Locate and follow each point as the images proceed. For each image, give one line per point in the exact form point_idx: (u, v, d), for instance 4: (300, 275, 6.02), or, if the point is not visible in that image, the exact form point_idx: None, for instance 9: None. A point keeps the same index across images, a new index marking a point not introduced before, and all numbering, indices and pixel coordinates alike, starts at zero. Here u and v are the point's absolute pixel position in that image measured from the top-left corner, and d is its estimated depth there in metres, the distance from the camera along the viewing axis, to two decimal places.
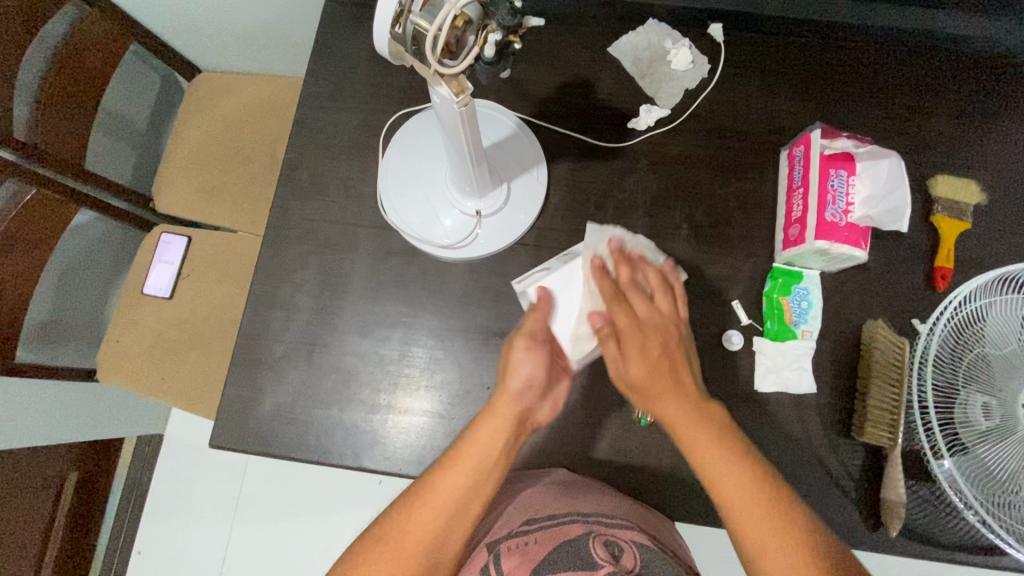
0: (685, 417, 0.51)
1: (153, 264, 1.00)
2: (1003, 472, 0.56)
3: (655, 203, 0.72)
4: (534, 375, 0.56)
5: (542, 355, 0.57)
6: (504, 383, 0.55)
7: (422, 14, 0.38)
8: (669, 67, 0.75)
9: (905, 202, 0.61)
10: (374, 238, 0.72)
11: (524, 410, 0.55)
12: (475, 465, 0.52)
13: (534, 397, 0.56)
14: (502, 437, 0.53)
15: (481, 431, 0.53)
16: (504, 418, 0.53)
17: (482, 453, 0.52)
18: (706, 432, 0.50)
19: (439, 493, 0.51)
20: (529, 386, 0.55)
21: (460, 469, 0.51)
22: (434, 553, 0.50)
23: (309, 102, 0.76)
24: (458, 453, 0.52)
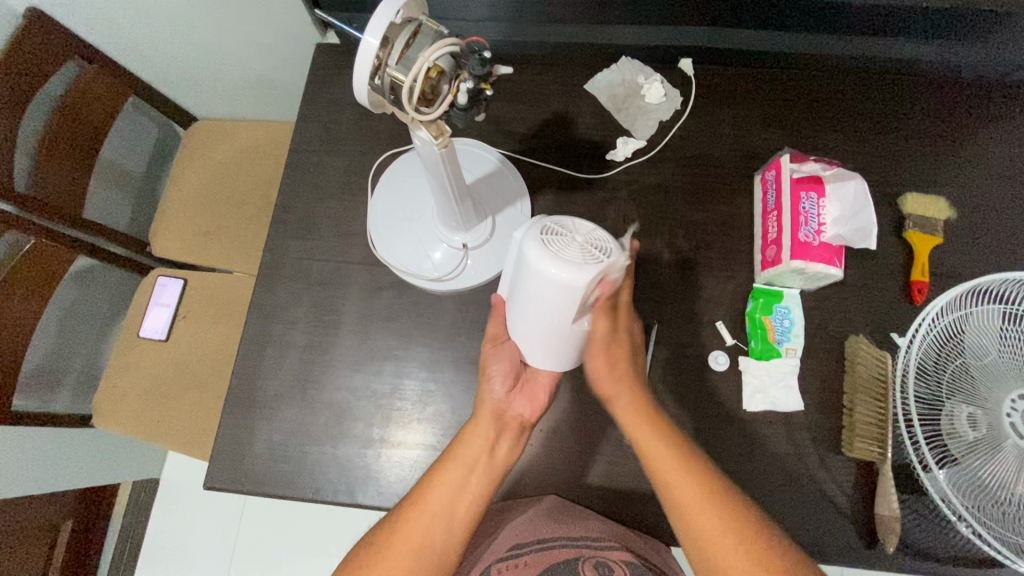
0: (634, 413, 0.56)
1: (150, 307, 1.01)
2: (993, 482, 0.56)
3: (637, 230, 0.74)
4: (501, 372, 0.59)
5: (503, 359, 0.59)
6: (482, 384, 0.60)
7: (398, 67, 0.41)
8: (643, 101, 0.78)
9: (871, 222, 0.64)
10: (365, 274, 0.74)
11: (497, 405, 0.58)
12: (463, 461, 0.55)
13: (508, 393, 0.59)
14: (486, 433, 0.57)
15: (472, 431, 0.57)
16: (489, 417, 0.57)
17: (468, 448, 0.56)
18: (654, 432, 0.54)
19: (430, 491, 0.54)
20: (500, 379, 0.59)
21: (450, 467, 0.54)
22: (429, 552, 0.52)
23: (300, 146, 0.79)
24: (447, 451, 0.56)
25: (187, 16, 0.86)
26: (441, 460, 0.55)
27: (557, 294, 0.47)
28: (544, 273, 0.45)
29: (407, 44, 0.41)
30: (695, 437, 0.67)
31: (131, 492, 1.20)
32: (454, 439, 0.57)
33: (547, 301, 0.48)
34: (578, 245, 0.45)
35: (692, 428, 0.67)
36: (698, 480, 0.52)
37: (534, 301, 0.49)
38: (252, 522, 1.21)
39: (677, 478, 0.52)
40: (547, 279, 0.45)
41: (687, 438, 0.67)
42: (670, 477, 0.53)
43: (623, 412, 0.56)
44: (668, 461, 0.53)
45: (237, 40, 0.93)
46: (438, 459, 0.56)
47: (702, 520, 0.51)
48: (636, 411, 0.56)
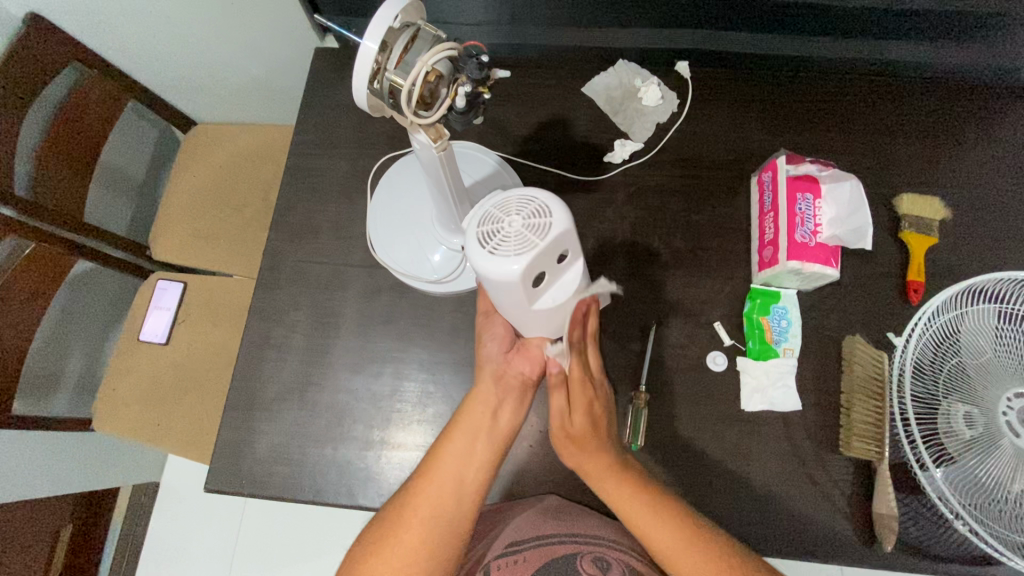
0: (599, 469, 0.56)
1: (150, 311, 1.01)
2: (990, 480, 0.57)
3: (635, 232, 0.75)
4: (496, 335, 0.60)
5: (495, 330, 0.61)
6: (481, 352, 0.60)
7: (396, 72, 0.41)
8: (640, 103, 0.79)
9: (868, 222, 0.64)
10: (365, 276, 0.74)
11: (500, 369, 0.59)
12: (467, 430, 0.55)
13: (512, 358, 0.59)
14: (489, 399, 0.57)
15: (475, 400, 0.57)
16: (490, 384, 0.58)
17: (470, 417, 0.56)
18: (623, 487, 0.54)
19: (436, 463, 0.54)
20: (496, 343, 0.60)
21: (455, 437, 0.55)
22: (438, 523, 0.51)
23: (299, 149, 0.79)
24: (451, 423, 0.56)
25: (186, 21, 0.86)
26: (445, 432, 0.56)
27: (504, 286, 0.46)
28: (505, 270, 0.43)
29: (406, 48, 0.41)
30: (694, 436, 0.67)
31: (131, 495, 1.20)
32: (456, 411, 0.57)
33: (496, 292, 0.47)
34: (512, 232, 0.44)
35: (691, 428, 0.67)
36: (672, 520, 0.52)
37: (508, 297, 0.48)
38: (253, 524, 1.21)
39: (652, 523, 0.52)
40: (507, 272, 0.44)
41: (686, 437, 0.67)
42: (652, 532, 0.52)
43: (599, 482, 0.55)
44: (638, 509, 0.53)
45: (237, 45, 0.93)
46: (441, 432, 0.56)
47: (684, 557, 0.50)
48: (602, 467, 0.56)
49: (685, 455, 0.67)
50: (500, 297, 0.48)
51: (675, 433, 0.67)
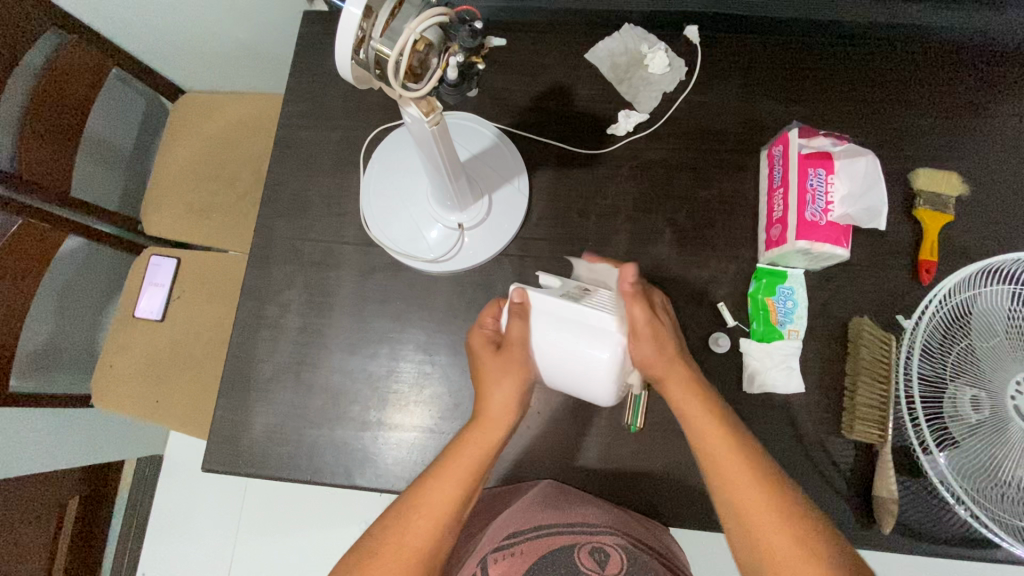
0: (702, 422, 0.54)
1: (144, 287, 1.00)
2: (994, 464, 0.57)
3: (637, 209, 0.72)
4: (505, 381, 0.56)
5: (490, 372, 0.56)
6: (484, 395, 0.56)
7: (383, 40, 0.37)
8: (646, 71, 0.75)
9: (882, 201, 0.60)
10: (360, 254, 0.72)
11: (506, 415, 0.56)
12: (469, 470, 0.54)
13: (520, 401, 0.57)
14: (491, 442, 0.55)
15: (472, 438, 0.55)
16: (494, 427, 0.56)
17: (469, 457, 0.54)
18: (723, 444, 0.52)
19: (434, 501, 0.52)
20: (502, 389, 0.56)
21: (453, 473, 0.53)
22: (428, 557, 0.50)
23: (290, 121, 0.76)
24: (450, 459, 0.54)
25: None
26: (444, 468, 0.54)
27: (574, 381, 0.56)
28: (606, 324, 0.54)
29: (391, 14, 0.37)
30: None
31: (136, 468, 1.21)
32: (451, 448, 0.55)
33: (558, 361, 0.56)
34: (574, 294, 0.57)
35: None
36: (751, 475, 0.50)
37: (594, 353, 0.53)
38: (255, 495, 1.22)
39: (745, 488, 0.50)
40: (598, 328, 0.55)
41: None
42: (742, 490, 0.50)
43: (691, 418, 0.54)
44: (742, 475, 0.50)
45: (224, 9, 0.89)
46: (435, 468, 0.54)
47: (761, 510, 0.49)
48: (709, 429, 0.53)
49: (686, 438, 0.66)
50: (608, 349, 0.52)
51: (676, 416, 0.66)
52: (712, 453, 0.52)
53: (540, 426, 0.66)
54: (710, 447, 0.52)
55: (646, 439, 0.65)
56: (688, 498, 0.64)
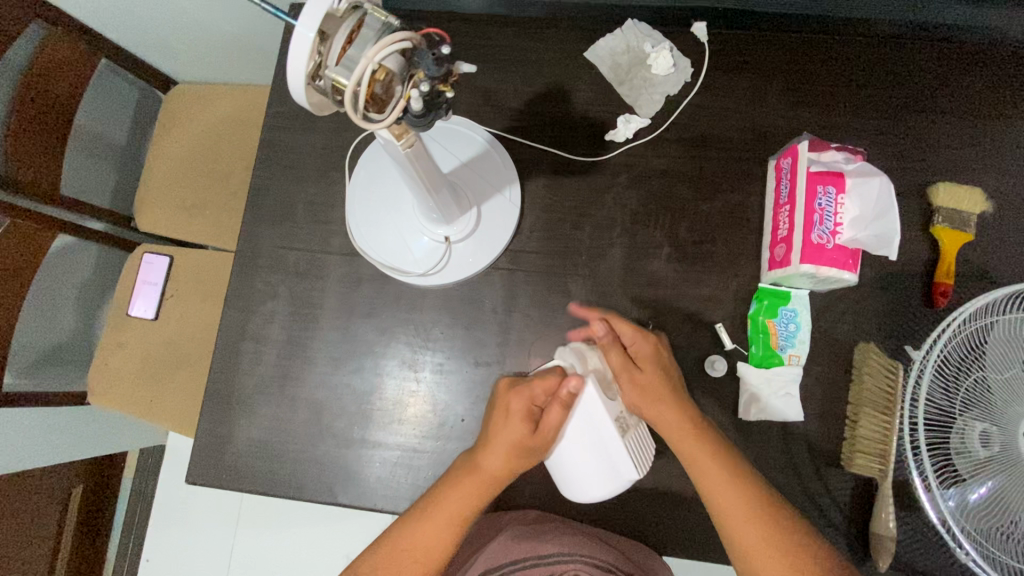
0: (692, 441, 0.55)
1: (138, 285, 0.99)
2: (1001, 504, 0.54)
3: (634, 222, 0.69)
4: (511, 439, 0.53)
5: (512, 437, 0.53)
6: (487, 450, 0.54)
7: (338, 69, 0.34)
8: (649, 71, 0.70)
9: (895, 227, 0.56)
10: (345, 264, 0.70)
11: (501, 473, 0.54)
12: (455, 526, 0.53)
13: (524, 461, 0.54)
14: (479, 498, 0.54)
15: (457, 489, 0.54)
16: (486, 485, 0.54)
17: (456, 511, 0.54)
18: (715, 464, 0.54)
19: (416, 548, 0.53)
20: (506, 448, 0.54)
21: (435, 524, 0.53)
22: None
23: (274, 122, 0.73)
24: (439, 511, 0.54)
25: None
26: (427, 528, 0.53)
27: (569, 477, 0.56)
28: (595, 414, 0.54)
29: (348, 38, 0.34)
30: None
31: (139, 457, 1.23)
32: (440, 491, 0.55)
33: (576, 451, 0.55)
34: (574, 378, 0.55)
35: None
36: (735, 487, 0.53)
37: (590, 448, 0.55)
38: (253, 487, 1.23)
39: (729, 495, 0.53)
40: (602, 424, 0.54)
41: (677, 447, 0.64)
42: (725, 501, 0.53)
43: (668, 426, 0.56)
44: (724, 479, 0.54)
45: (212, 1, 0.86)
46: (420, 511, 0.54)
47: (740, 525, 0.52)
48: (710, 465, 0.54)
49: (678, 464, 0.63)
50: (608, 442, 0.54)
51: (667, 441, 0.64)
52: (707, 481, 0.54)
53: None
54: (701, 464, 0.55)
55: None
56: (676, 527, 0.62)
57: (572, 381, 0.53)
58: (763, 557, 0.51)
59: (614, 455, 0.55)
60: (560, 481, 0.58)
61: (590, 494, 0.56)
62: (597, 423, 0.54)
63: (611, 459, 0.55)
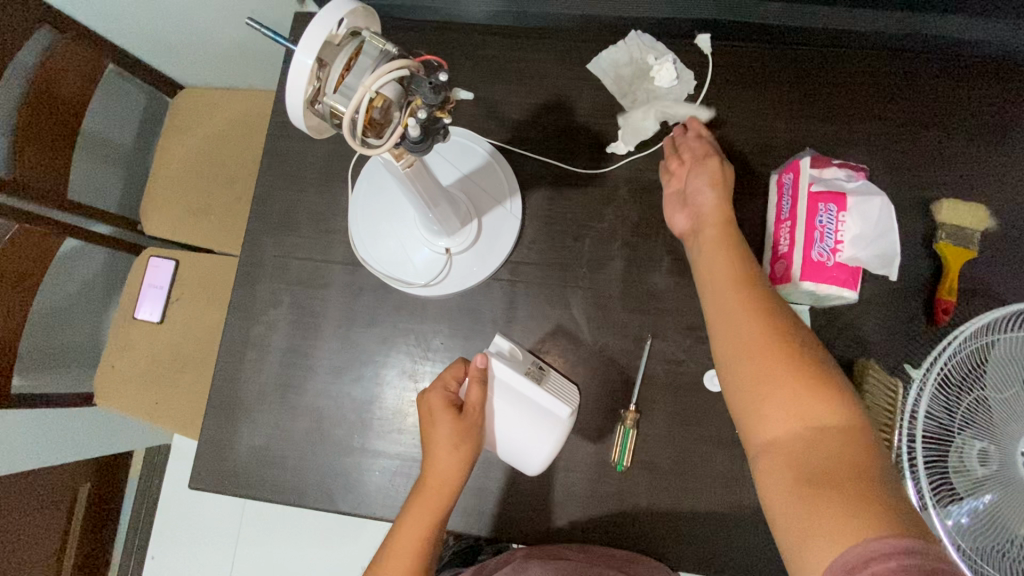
0: (717, 263, 0.57)
1: (144, 288, 1.00)
2: (1000, 523, 0.54)
3: (634, 234, 0.69)
4: (444, 437, 0.58)
5: (444, 436, 0.58)
6: (429, 461, 0.58)
7: (337, 96, 0.34)
8: (652, 83, 0.70)
9: (893, 246, 0.58)
10: (347, 273, 0.71)
11: (449, 475, 0.58)
12: (418, 546, 0.56)
13: (464, 459, 0.58)
14: (435, 512, 0.57)
15: (416, 506, 0.57)
16: (439, 495, 0.57)
17: (418, 532, 0.56)
18: (732, 280, 0.55)
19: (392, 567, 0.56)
20: (443, 448, 0.58)
21: (401, 543, 0.56)
22: None
23: (278, 132, 0.74)
24: (402, 535, 0.57)
25: None
26: (397, 553, 0.56)
27: (514, 448, 0.61)
28: (508, 382, 0.61)
29: (346, 67, 0.35)
30: (684, 458, 0.64)
31: (145, 457, 1.25)
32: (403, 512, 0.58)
33: (507, 421, 0.60)
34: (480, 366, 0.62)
35: (683, 449, 0.64)
36: (747, 302, 0.53)
37: (518, 414, 0.60)
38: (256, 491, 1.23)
39: (733, 300, 0.54)
40: (517, 387, 0.61)
41: (674, 461, 0.64)
42: (735, 314, 0.53)
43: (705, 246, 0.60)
44: (732, 283, 0.55)
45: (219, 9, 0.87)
46: (389, 537, 0.57)
47: (745, 337, 0.52)
48: (730, 282, 0.55)
49: (675, 478, 0.64)
50: (529, 398, 0.61)
51: (664, 454, 0.64)
52: (721, 299, 0.55)
53: None
54: (715, 281, 0.57)
55: (632, 478, 0.64)
56: (672, 541, 0.62)
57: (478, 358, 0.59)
58: (752, 356, 0.50)
59: (540, 404, 0.61)
60: (518, 460, 0.61)
61: (543, 453, 0.60)
62: (510, 390, 0.61)
63: (544, 409, 0.60)
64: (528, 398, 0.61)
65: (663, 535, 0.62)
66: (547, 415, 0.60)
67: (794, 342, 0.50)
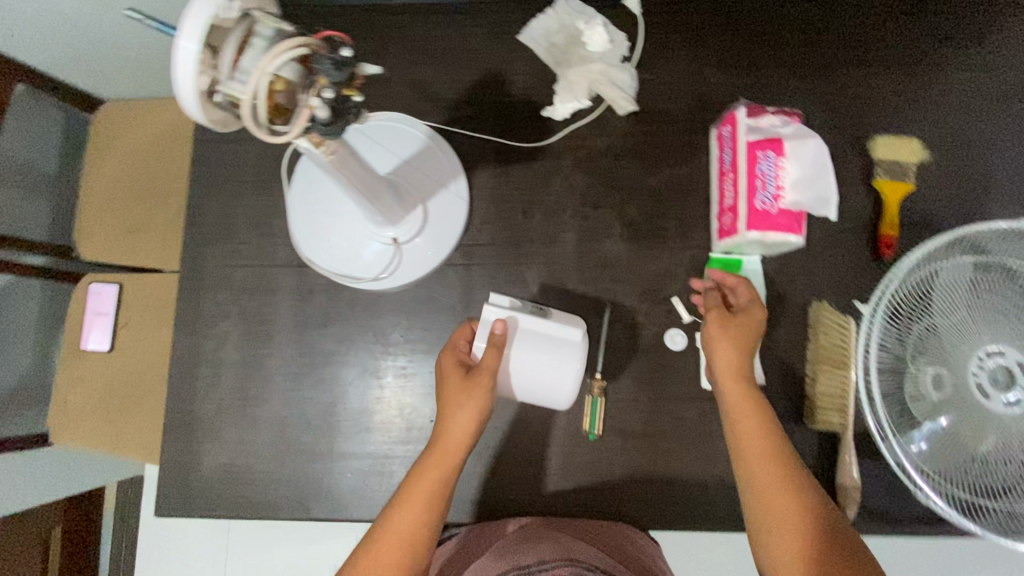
0: (751, 426, 0.54)
1: (87, 317, 0.95)
2: (957, 443, 0.56)
3: (583, 203, 0.68)
4: (461, 400, 0.56)
5: (460, 394, 0.56)
6: (446, 420, 0.56)
7: (233, 83, 0.32)
8: (585, 50, 0.67)
9: (830, 187, 0.58)
10: (294, 276, 0.68)
11: (464, 433, 0.55)
12: (428, 499, 0.53)
13: (477, 416, 0.56)
14: (449, 465, 0.55)
15: (426, 462, 0.55)
16: (453, 450, 0.55)
17: (429, 481, 0.53)
18: (764, 449, 0.53)
19: (398, 525, 0.51)
20: (462, 407, 0.55)
21: (410, 498, 0.52)
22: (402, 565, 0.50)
23: (206, 137, 0.70)
24: (414, 487, 0.53)
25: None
26: (406, 505, 0.52)
27: (540, 393, 0.61)
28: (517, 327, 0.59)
29: (239, 47, 0.32)
30: (654, 420, 0.64)
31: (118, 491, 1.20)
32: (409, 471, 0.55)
33: (529, 368, 0.59)
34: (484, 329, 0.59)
35: (653, 412, 0.65)
36: (779, 476, 0.51)
37: (536, 354, 0.59)
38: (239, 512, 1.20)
39: (766, 472, 0.52)
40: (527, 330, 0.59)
41: (645, 424, 0.64)
42: (766, 486, 0.51)
43: (735, 404, 0.56)
44: (763, 451, 0.53)
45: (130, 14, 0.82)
46: (397, 497, 0.53)
47: (777, 509, 0.50)
48: (763, 452, 0.53)
49: (647, 440, 0.64)
50: (541, 334, 0.60)
51: (634, 419, 0.64)
52: (753, 466, 0.52)
53: (498, 440, 0.65)
54: (747, 443, 0.54)
55: (605, 446, 0.64)
56: (651, 502, 0.63)
57: (496, 324, 0.57)
58: (781, 535, 0.49)
59: (553, 335, 0.60)
60: (549, 393, 0.61)
61: (572, 378, 0.60)
62: (529, 339, 0.59)
63: (559, 338, 0.60)
64: (541, 334, 0.60)
65: (640, 498, 0.63)
66: (564, 342, 0.60)
67: (825, 532, 0.48)
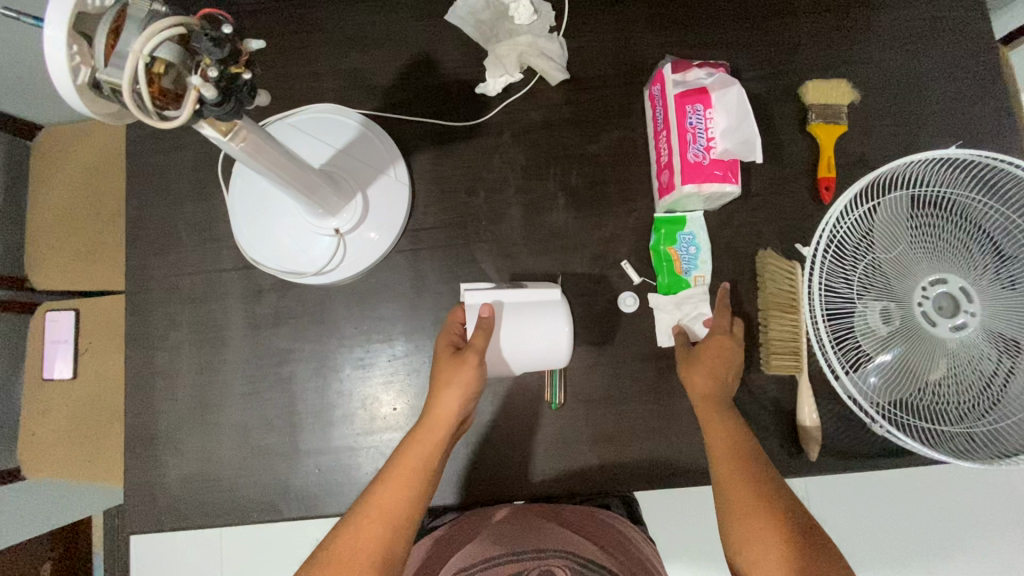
0: (720, 429, 0.56)
1: (47, 346, 0.93)
2: (908, 372, 0.56)
3: (525, 177, 0.68)
4: (455, 380, 0.54)
5: (450, 374, 0.55)
6: (434, 399, 0.55)
7: (109, 70, 0.32)
8: (512, 24, 0.67)
9: (755, 132, 0.58)
10: (242, 278, 0.68)
11: (454, 416, 0.55)
12: (410, 482, 0.52)
13: (465, 399, 0.55)
14: (434, 445, 0.54)
15: (414, 443, 0.54)
16: (439, 432, 0.54)
17: (413, 463, 0.53)
18: (731, 448, 0.54)
19: (383, 501, 0.51)
20: (451, 386, 0.54)
21: (392, 483, 0.51)
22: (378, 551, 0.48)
23: (138, 148, 0.69)
24: (395, 466, 0.53)
25: None
26: (391, 480, 0.52)
27: (538, 358, 0.59)
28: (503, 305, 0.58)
29: (113, 31, 0.32)
30: (615, 384, 0.65)
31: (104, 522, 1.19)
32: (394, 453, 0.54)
33: (521, 337, 0.58)
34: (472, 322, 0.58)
35: (613, 375, 0.65)
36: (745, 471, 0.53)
37: (527, 323, 0.58)
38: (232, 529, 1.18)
39: (734, 467, 0.53)
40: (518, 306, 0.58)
41: (607, 389, 0.65)
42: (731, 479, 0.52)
43: (705, 412, 0.58)
44: (732, 450, 0.54)
45: None
46: (381, 473, 0.52)
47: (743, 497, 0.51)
48: (730, 452, 0.54)
49: (610, 404, 0.64)
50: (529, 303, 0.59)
51: (595, 384, 0.65)
52: (722, 462, 0.54)
53: None
54: (716, 444, 0.55)
55: (569, 415, 0.64)
56: (619, 464, 0.63)
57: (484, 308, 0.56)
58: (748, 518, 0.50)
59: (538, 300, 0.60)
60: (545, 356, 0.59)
61: (565, 338, 0.59)
62: (523, 311, 0.58)
63: (544, 302, 0.59)
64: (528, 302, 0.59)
65: (608, 461, 0.63)
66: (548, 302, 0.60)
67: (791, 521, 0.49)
